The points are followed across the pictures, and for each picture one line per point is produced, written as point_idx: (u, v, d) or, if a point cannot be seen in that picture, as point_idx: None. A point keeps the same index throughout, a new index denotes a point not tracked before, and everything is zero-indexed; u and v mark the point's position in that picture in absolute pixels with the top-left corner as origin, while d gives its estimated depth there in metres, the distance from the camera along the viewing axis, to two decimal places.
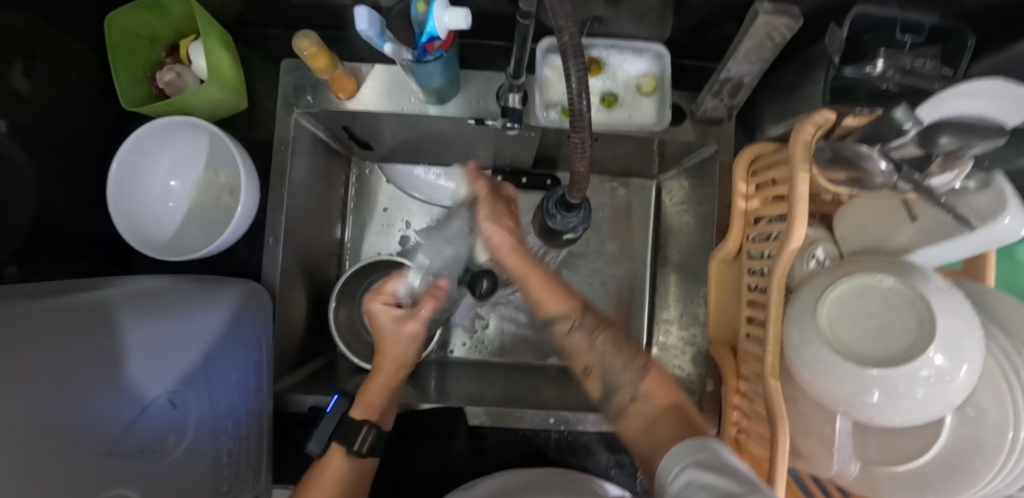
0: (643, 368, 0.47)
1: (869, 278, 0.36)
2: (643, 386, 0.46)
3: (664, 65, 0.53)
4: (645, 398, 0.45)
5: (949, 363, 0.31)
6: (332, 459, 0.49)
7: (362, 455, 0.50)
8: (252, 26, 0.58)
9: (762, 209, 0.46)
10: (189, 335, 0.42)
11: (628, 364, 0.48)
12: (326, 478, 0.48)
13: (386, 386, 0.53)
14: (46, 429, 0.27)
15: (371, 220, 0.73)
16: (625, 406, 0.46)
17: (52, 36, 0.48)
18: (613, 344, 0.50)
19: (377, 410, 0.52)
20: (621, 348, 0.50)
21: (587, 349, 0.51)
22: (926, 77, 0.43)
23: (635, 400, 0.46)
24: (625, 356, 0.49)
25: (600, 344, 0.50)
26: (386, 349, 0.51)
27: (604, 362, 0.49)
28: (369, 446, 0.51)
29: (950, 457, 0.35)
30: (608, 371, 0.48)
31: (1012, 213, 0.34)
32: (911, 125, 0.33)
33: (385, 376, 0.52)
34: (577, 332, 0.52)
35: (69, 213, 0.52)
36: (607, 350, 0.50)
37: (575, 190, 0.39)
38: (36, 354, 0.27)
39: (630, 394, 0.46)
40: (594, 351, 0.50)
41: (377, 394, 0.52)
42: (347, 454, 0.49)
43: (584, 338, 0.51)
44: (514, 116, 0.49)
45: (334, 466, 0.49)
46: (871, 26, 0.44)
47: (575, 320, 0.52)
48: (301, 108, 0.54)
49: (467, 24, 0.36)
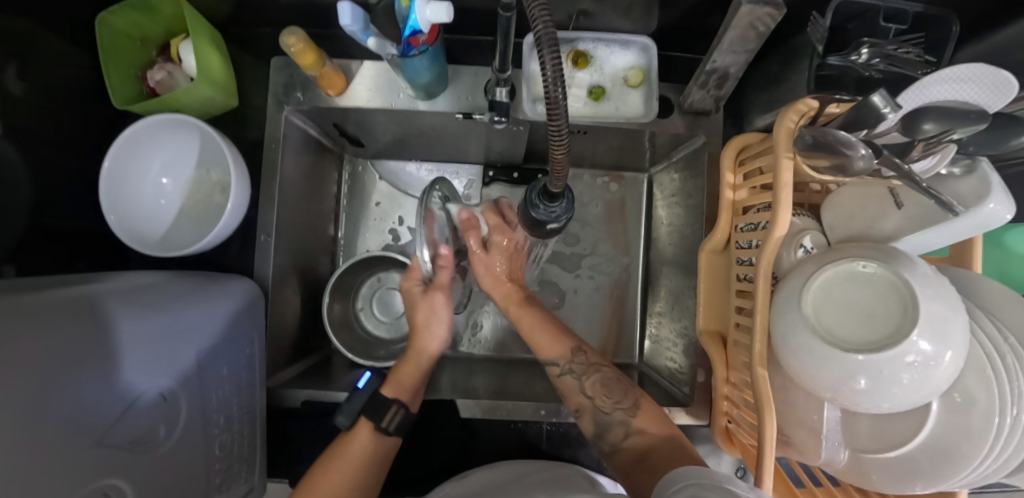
0: (632, 407, 0.51)
1: (852, 264, 0.36)
2: (636, 423, 0.49)
3: (650, 57, 0.53)
4: (638, 434, 0.48)
5: (934, 348, 0.31)
6: (361, 431, 0.51)
7: (388, 433, 0.52)
8: (243, 25, 0.59)
9: (749, 199, 0.46)
10: (179, 330, 0.42)
11: (619, 405, 0.51)
12: (355, 446, 0.50)
13: (417, 368, 0.57)
14: (35, 415, 0.27)
15: (364, 217, 0.73)
16: (619, 442, 0.49)
17: (43, 37, 0.49)
18: (602, 387, 0.53)
19: (411, 390, 0.55)
20: (611, 389, 0.53)
21: (578, 390, 0.54)
22: (909, 62, 0.44)
23: (629, 436, 0.49)
24: (615, 397, 0.52)
25: (590, 386, 0.54)
26: (429, 324, 0.58)
27: (593, 404, 0.53)
28: (395, 425, 0.52)
29: (937, 443, 0.35)
30: (599, 411, 0.52)
31: (996, 198, 0.34)
32: (890, 110, 0.34)
33: (417, 353, 0.58)
34: (568, 376, 0.55)
35: (63, 213, 0.53)
36: (597, 394, 0.53)
37: (556, 179, 0.38)
38: (24, 344, 0.28)
39: (621, 434, 0.49)
40: (584, 393, 0.53)
41: (408, 373, 0.57)
42: (375, 430, 0.51)
43: (574, 380, 0.55)
44: (502, 110, 0.49)
45: (361, 435, 0.51)
46: (854, 16, 0.44)
47: (566, 364, 0.56)
48: (291, 106, 0.55)
49: (449, 17, 0.37)
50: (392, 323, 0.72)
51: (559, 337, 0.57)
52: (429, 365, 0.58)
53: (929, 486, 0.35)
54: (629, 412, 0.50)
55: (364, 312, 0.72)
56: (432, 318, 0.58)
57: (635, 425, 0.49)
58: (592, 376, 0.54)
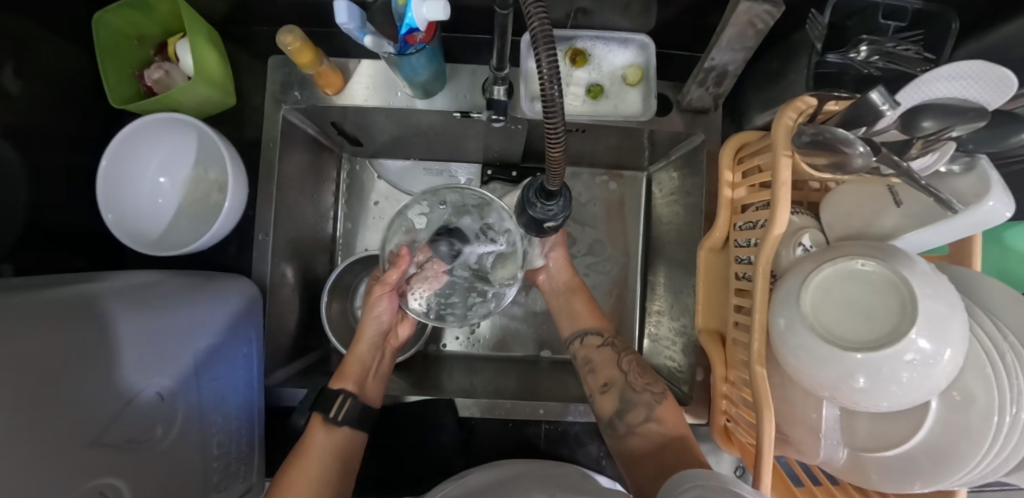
0: (661, 394, 0.53)
1: (851, 262, 0.36)
2: (659, 409, 0.51)
3: (649, 55, 0.53)
4: (659, 421, 0.50)
5: (932, 346, 0.31)
6: (313, 432, 0.51)
7: (337, 423, 0.52)
8: (240, 23, 0.59)
9: (748, 197, 0.46)
10: (177, 329, 0.42)
11: (649, 387, 0.53)
12: (310, 448, 0.50)
13: (362, 358, 0.58)
14: (33, 414, 0.27)
15: (363, 216, 0.73)
16: (636, 425, 0.51)
17: (40, 35, 0.49)
18: (637, 366, 0.56)
19: (356, 379, 0.56)
20: (644, 371, 0.55)
21: (612, 364, 0.56)
22: (908, 60, 0.43)
23: (647, 421, 0.51)
24: (647, 379, 0.55)
25: (626, 363, 0.56)
26: (368, 319, 0.59)
27: (626, 379, 0.54)
28: (344, 414, 0.52)
29: (936, 442, 0.35)
30: (630, 388, 0.53)
31: (995, 197, 0.34)
32: (887, 107, 0.34)
33: (364, 343, 0.58)
34: (607, 348, 0.58)
35: (60, 212, 0.53)
36: (630, 371, 0.55)
37: (552, 177, 0.34)
38: (24, 343, 0.28)
39: (643, 415, 0.51)
40: (620, 367, 0.55)
41: (355, 362, 0.57)
42: (324, 423, 0.51)
43: (611, 354, 0.57)
44: (500, 108, 0.49)
45: (316, 437, 0.50)
46: (855, 12, 0.44)
47: (607, 338, 0.59)
48: (289, 104, 0.55)
49: (445, 15, 0.36)
50: None
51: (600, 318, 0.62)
52: (373, 351, 0.59)
53: (928, 486, 0.35)
54: (658, 399, 0.52)
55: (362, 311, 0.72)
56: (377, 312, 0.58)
57: (658, 412, 0.51)
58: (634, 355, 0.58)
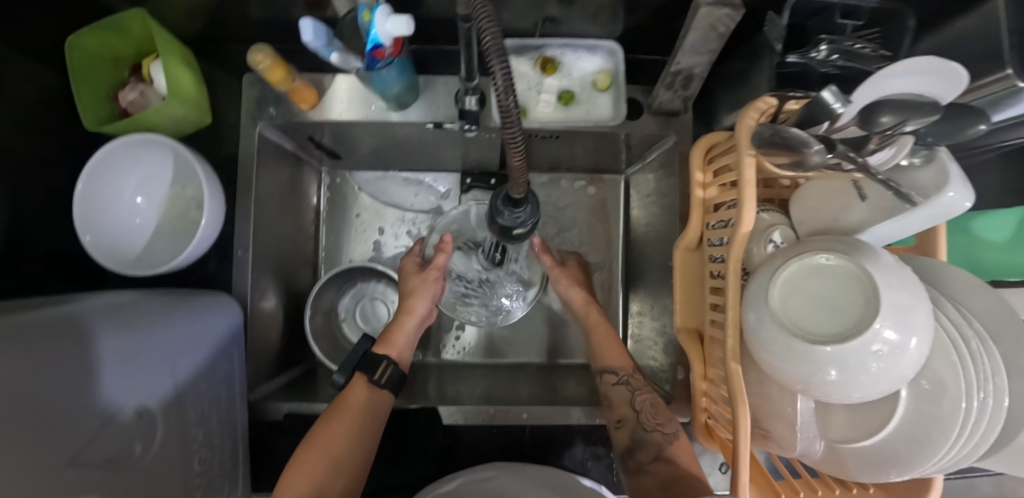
0: (672, 434, 0.51)
1: (815, 258, 0.36)
2: (671, 450, 0.50)
3: (617, 61, 0.54)
4: (668, 462, 0.48)
5: (896, 337, 0.32)
6: (355, 385, 0.54)
7: (379, 386, 0.55)
8: (215, 42, 0.60)
9: (719, 197, 0.46)
10: (156, 346, 0.42)
11: (661, 426, 0.52)
12: (351, 401, 0.53)
13: (407, 331, 0.61)
14: (17, 432, 0.28)
15: (344, 228, 0.74)
16: (646, 464, 0.49)
17: (16, 59, 0.49)
18: (651, 405, 0.53)
19: (400, 350, 0.60)
20: (658, 410, 0.53)
21: (627, 401, 0.55)
22: (866, 58, 0.45)
23: (658, 460, 0.49)
24: (660, 418, 0.52)
25: (640, 400, 0.54)
26: (415, 293, 0.61)
27: (639, 417, 0.53)
28: (387, 378, 0.56)
29: (907, 430, 0.35)
30: (641, 424, 0.52)
31: (955, 187, 0.34)
32: (840, 106, 0.35)
33: (410, 318, 0.60)
34: (623, 386, 0.56)
35: (37, 235, 0.53)
36: (644, 409, 0.53)
37: (518, 183, 0.34)
38: (4, 363, 0.28)
39: (653, 454, 0.50)
40: (633, 405, 0.53)
41: (402, 333, 0.60)
42: (367, 382, 0.55)
43: (627, 391, 0.55)
44: (471, 118, 0.50)
45: (357, 394, 0.54)
46: (815, 12, 0.45)
47: (624, 375, 0.57)
48: (265, 121, 0.56)
49: (410, 30, 0.38)
50: (376, 332, 0.72)
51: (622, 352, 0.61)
52: (414, 329, 0.61)
53: (904, 475, 0.35)
54: (667, 437, 0.50)
55: (346, 322, 0.72)
56: (420, 295, 0.61)
57: (669, 452, 0.49)
58: (645, 393, 0.54)
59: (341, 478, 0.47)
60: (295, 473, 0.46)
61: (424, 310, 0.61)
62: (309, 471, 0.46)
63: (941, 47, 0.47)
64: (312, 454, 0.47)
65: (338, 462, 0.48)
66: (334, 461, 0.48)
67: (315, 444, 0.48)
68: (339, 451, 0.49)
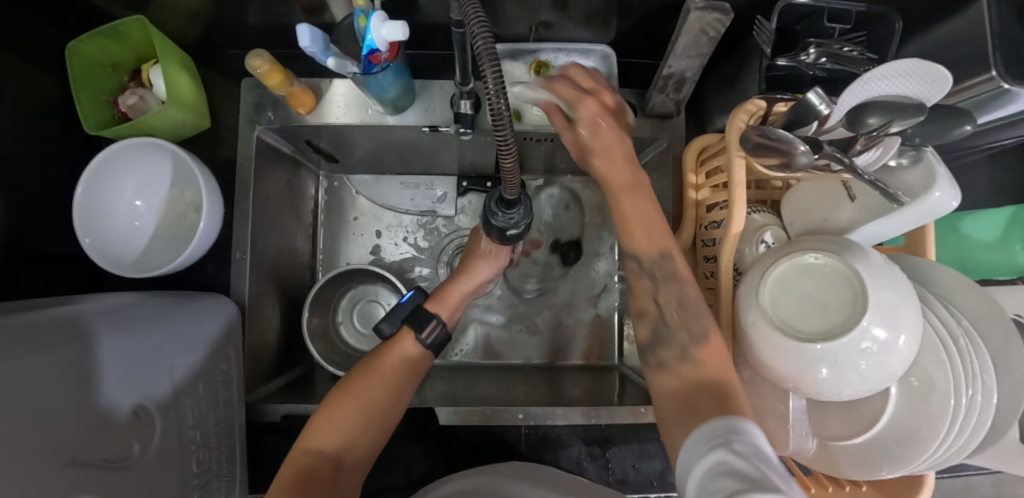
0: (701, 334, 0.38)
1: (804, 257, 0.37)
2: (699, 351, 0.38)
3: (610, 64, 0.55)
4: (693, 363, 0.37)
5: (885, 334, 0.32)
6: (403, 339, 0.54)
7: (425, 345, 0.55)
8: (213, 48, 0.61)
9: (711, 198, 0.47)
10: (152, 348, 0.42)
11: (687, 326, 0.39)
12: (392, 357, 0.53)
13: (461, 289, 0.61)
14: (13, 430, 0.28)
15: (342, 231, 0.74)
16: (672, 362, 0.40)
17: (19, 66, 0.50)
18: (678, 303, 0.41)
19: (451, 311, 0.60)
20: (687, 309, 0.40)
21: (648, 293, 0.44)
22: (854, 60, 0.45)
23: (683, 361, 0.39)
24: (688, 319, 0.39)
25: (664, 295, 0.42)
26: (483, 254, 0.63)
27: (661, 318, 0.42)
28: (433, 339, 0.56)
29: (898, 427, 0.36)
30: (662, 326, 0.42)
31: (942, 187, 0.34)
32: (825, 107, 0.38)
33: (468, 276, 0.61)
34: (644, 275, 0.44)
35: (36, 241, 0.53)
36: (669, 311, 0.42)
37: (511, 185, 0.35)
38: None
39: (678, 353, 0.39)
40: (656, 301, 0.43)
41: (455, 293, 0.60)
42: (412, 341, 0.54)
43: (651, 282, 0.44)
44: (467, 122, 0.51)
45: (402, 350, 0.54)
46: (803, 16, 0.46)
47: (649, 263, 0.44)
48: (263, 124, 0.56)
49: (404, 35, 0.39)
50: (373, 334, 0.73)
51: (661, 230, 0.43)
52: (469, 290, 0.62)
53: (896, 472, 0.35)
54: (693, 336, 0.38)
55: (344, 324, 0.73)
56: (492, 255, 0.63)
57: (697, 353, 0.38)
58: (670, 284, 0.42)
59: (370, 432, 0.47)
60: (331, 417, 0.46)
61: (484, 275, 0.62)
62: (340, 420, 0.46)
63: (926, 51, 0.47)
64: (351, 404, 0.47)
65: (373, 416, 0.48)
66: (369, 415, 0.48)
67: (355, 393, 0.48)
68: (376, 405, 0.48)
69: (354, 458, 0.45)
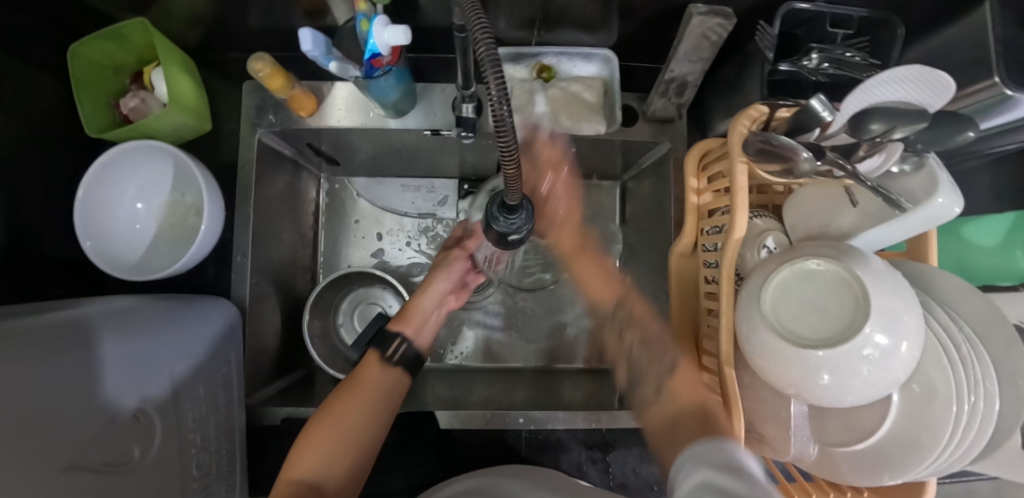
0: (671, 367, 0.47)
1: (806, 262, 0.37)
2: (671, 384, 0.46)
3: (612, 68, 0.55)
4: (672, 403, 0.44)
5: (886, 340, 0.32)
6: (368, 362, 0.53)
7: (392, 362, 0.54)
8: (215, 51, 0.61)
9: (713, 203, 0.47)
10: (151, 351, 0.42)
11: (654, 361, 0.51)
12: (364, 376, 0.52)
13: (424, 307, 0.59)
14: (15, 436, 0.28)
15: (343, 234, 0.74)
16: (648, 398, 0.49)
17: (20, 69, 0.50)
18: (642, 343, 0.53)
19: (417, 327, 0.58)
20: (652, 345, 0.52)
21: (617, 343, 0.60)
22: (856, 66, 0.45)
23: (660, 395, 0.48)
24: (652, 354, 0.51)
25: (632, 338, 0.56)
26: (435, 273, 0.60)
27: (633, 362, 0.55)
28: (399, 355, 0.54)
29: (901, 433, 0.35)
30: (634, 361, 0.55)
31: (944, 193, 0.34)
32: (828, 114, 0.37)
33: (429, 294, 0.59)
34: (616, 349, 0.59)
35: (37, 243, 0.53)
36: (635, 345, 0.55)
37: (513, 190, 0.34)
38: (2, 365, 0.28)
39: (653, 390, 0.49)
40: (625, 344, 0.58)
41: (418, 310, 0.58)
42: (380, 359, 0.53)
43: (617, 326, 0.60)
44: (468, 125, 0.51)
45: (371, 370, 0.52)
46: (803, 21, 0.46)
47: (613, 310, 0.61)
48: (264, 127, 0.56)
49: (406, 39, 0.39)
50: None
51: (612, 281, 0.62)
52: (434, 304, 0.59)
53: (896, 479, 0.34)
54: (665, 373, 0.48)
55: (344, 327, 0.73)
56: (450, 270, 0.61)
57: (670, 387, 0.46)
58: (634, 328, 0.56)
59: (351, 454, 0.46)
60: (309, 443, 0.45)
61: (442, 288, 0.59)
62: (319, 445, 0.45)
63: (927, 57, 0.48)
64: (327, 428, 0.46)
65: (354, 437, 0.47)
66: (347, 436, 0.46)
67: (331, 417, 0.47)
68: (353, 427, 0.47)
69: (337, 480, 0.44)
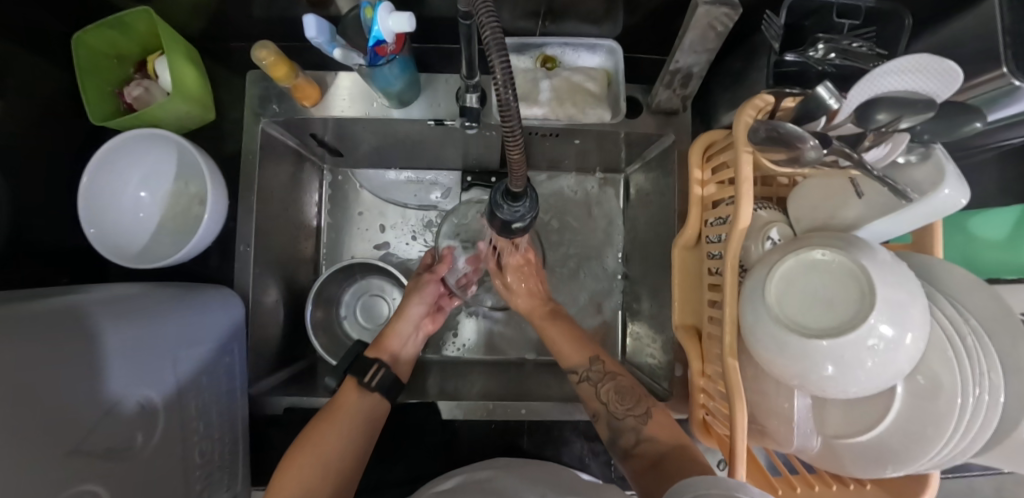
0: (643, 415, 0.50)
1: (812, 253, 0.37)
2: (648, 429, 0.49)
3: (616, 59, 0.55)
4: (648, 440, 0.48)
5: (891, 331, 0.32)
6: (346, 389, 0.54)
7: (370, 388, 0.55)
8: (219, 40, 0.61)
9: (717, 194, 0.47)
10: (154, 339, 0.42)
11: (630, 411, 0.51)
12: (342, 404, 0.53)
13: (400, 333, 0.62)
14: (17, 417, 0.28)
15: (346, 226, 0.74)
16: (630, 448, 0.49)
17: (23, 56, 0.50)
18: (615, 393, 0.53)
19: (392, 353, 0.60)
20: (622, 396, 0.52)
21: (593, 397, 0.54)
22: (862, 56, 0.45)
23: (640, 443, 0.49)
24: (627, 403, 0.52)
25: (605, 393, 0.54)
26: (409, 300, 0.64)
27: (610, 412, 0.52)
28: (377, 382, 0.55)
29: (904, 425, 0.35)
30: (612, 416, 0.52)
31: (950, 184, 0.34)
32: (835, 102, 0.36)
33: (403, 320, 0.62)
34: (585, 383, 0.55)
35: (40, 231, 0.53)
36: (610, 399, 0.53)
37: (516, 177, 0.35)
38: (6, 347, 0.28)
39: (633, 437, 0.49)
40: (599, 400, 0.53)
41: (395, 335, 0.62)
42: (358, 385, 0.54)
43: (592, 387, 0.55)
44: (472, 115, 0.51)
45: (349, 397, 0.53)
46: (810, 12, 0.46)
47: (583, 372, 0.56)
48: (268, 117, 0.56)
49: (411, 26, 0.39)
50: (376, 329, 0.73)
51: (581, 343, 0.59)
52: (411, 329, 0.63)
53: (900, 471, 0.35)
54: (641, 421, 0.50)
55: (347, 318, 0.73)
56: (423, 296, 0.64)
57: (647, 432, 0.49)
58: (606, 382, 0.54)
59: (331, 484, 0.47)
60: (287, 477, 0.46)
61: (417, 312, 0.63)
62: (296, 477, 0.46)
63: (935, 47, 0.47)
64: (305, 459, 0.47)
65: (333, 467, 0.48)
66: (326, 466, 0.47)
67: (308, 449, 0.48)
68: (331, 461, 0.48)
69: None
